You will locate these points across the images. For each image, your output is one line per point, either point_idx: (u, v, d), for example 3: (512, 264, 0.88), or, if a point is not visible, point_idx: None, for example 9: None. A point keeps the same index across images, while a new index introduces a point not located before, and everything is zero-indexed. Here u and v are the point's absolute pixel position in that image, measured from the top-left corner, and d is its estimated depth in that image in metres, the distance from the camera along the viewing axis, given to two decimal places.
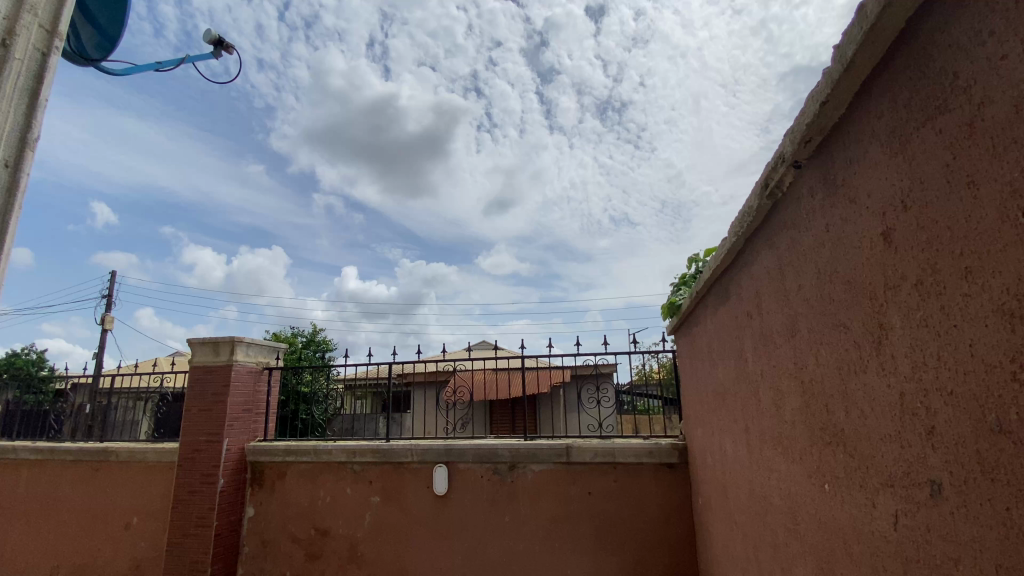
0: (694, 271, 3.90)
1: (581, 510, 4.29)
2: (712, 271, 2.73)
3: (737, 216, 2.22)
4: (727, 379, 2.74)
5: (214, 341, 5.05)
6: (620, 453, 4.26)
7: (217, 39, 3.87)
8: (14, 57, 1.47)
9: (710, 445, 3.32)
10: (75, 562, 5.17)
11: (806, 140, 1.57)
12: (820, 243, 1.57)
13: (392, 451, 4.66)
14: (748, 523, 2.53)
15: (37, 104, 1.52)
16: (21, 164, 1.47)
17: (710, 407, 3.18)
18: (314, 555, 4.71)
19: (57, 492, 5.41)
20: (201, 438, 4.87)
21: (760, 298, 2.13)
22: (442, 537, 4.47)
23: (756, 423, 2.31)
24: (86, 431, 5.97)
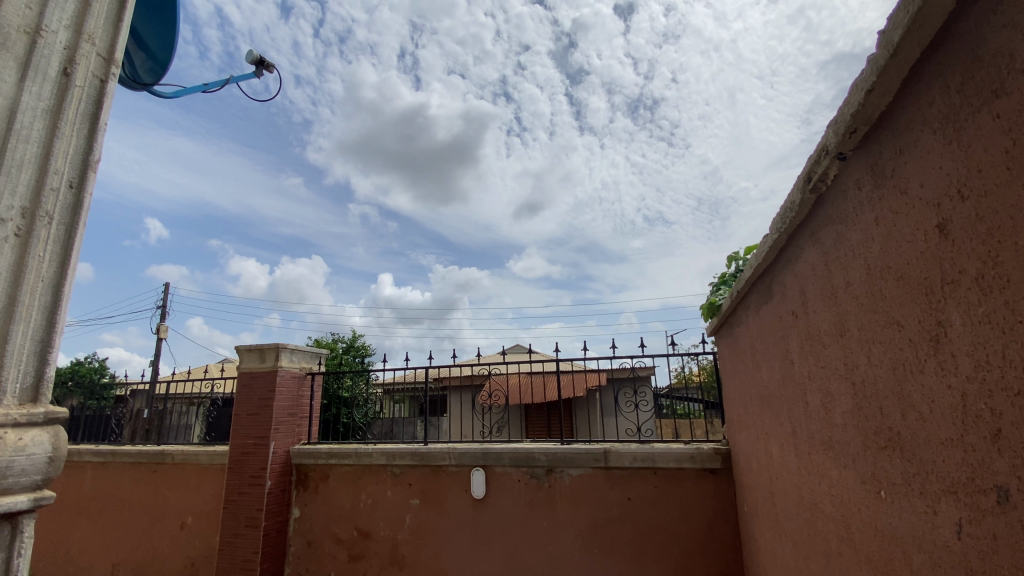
0: (734, 269, 3.77)
1: (621, 516, 4.20)
2: (753, 270, 2.63)
3: (780, 211, 2.13)
4: (771, 380, 2.62)
5: (261, 347, 5.25)
6: (659, 458, 4.15)
7: (259, 59, 4.04)
8: (75, 85, 1.52)
9: (755, 450, 3.19)
10: (135, 560, 5.46)
11: (850, 131, 1.48)
12: (869, 238, 1.48)
13: (430, 454, 4.71)
14: (797, 531, 2.42)
15: (97, 127, 1.56)
16: (85, 184, 1.51)
17: (755, 411, 3.05)
18: (357, 556, 4.80)
19: (119, 492, 5.73)
20: (249, 441, 5.06)
21: (806, 296, 2.03)
22: (480, 540, 4.48)
23: (804, 426, 2.20)
24: (144, 435, 6.30)
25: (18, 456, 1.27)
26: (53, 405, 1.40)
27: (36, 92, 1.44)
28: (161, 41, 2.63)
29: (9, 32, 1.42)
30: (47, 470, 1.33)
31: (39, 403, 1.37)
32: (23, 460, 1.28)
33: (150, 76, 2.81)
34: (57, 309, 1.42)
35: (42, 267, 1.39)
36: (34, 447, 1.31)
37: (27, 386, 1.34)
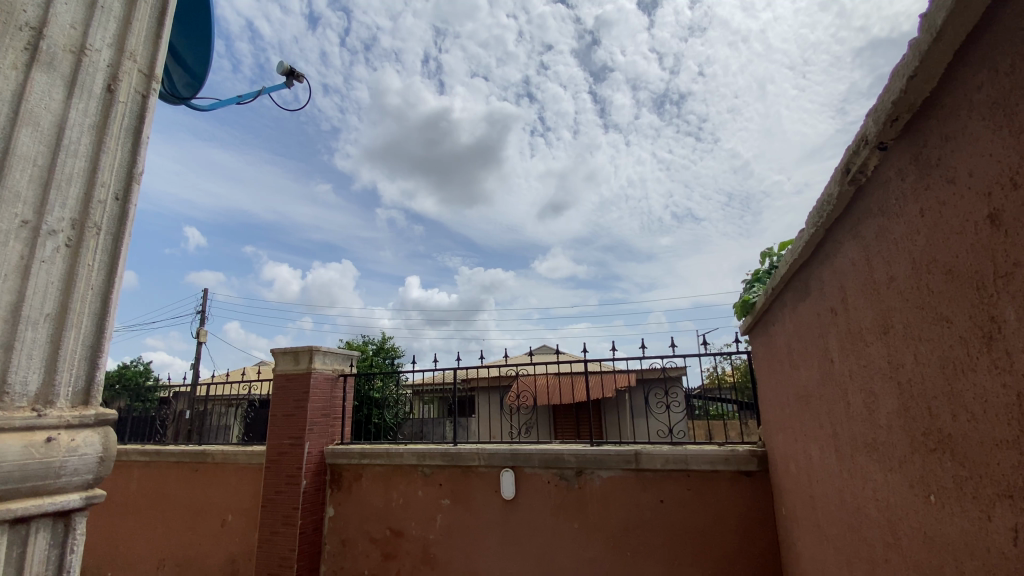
0: (767, 266, 3.66)
1: (653, 519, 4.12)
2: (789, 266, 2.54)
3: (816, 205, 2.05)
4: (810, 380, 2.52)
5: (295, 350, 5.39)
6: (692, 461, 4.06)
7: (289, 70, 4.15)
8: (118, 101, 1.56)
9: (793, 452, 3.08)
10: (179, 556, 5.68)
11: (892, 119, 1.41)
12: (914, 230, 1.40)
13: (459, 455, 4.73)
14: (840, 536, 2.31)
15: (140, 142, 1.61)
16: (129, 196, 1.57)
17: (793, 412, 2.94)
18: (390, 555, 4.87)
19: (164, 490, 5.98)
20: (285, 441, 5.20)
21: (846, 292, 1.94)
22: (511, 541, 4.47)
23: (846, 428, 2.11)
24: (186, 435, 6.57)
25: (72, 456, 1.33)
26: (103, 407, 1.46)
27: (82, 108, 1.48)
28: (198, 57, 2.73)
29: (57, 52, 1.44)
30: (98, 469, 1.40)
31: (91, 405, 1.43)
32: (76, 460, 1.34)
33: (188, 90, 2.92)
34: (106, 315, 1.48)
35: (92, 276, 1.45)
36: (86, 447, 1.37)
37: (79, 390, 1.41)
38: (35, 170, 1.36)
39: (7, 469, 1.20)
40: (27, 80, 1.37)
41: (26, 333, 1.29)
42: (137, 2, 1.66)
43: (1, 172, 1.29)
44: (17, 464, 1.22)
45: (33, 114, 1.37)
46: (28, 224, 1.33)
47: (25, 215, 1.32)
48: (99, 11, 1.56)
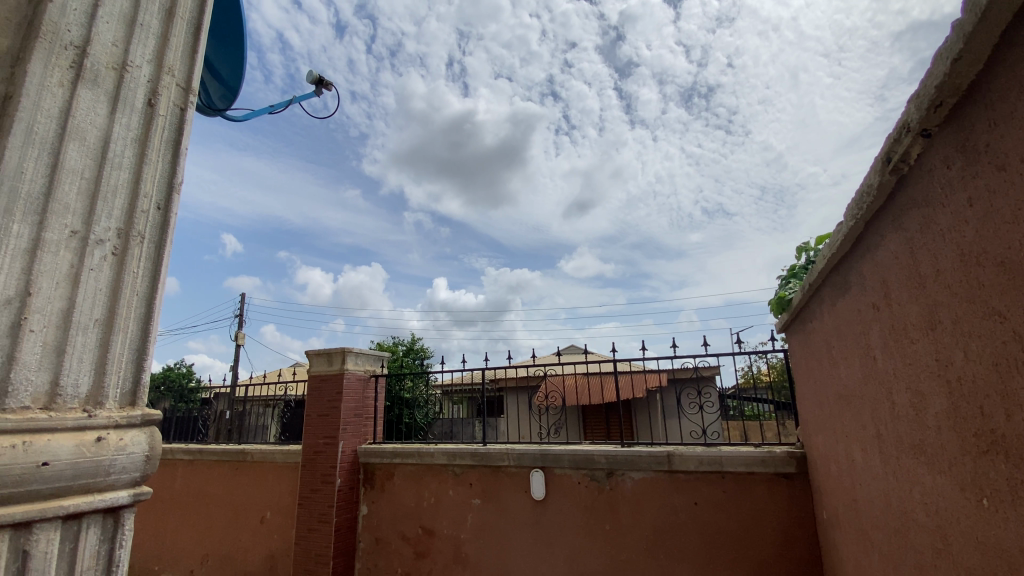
0: (804, 261, 3.53)
1: (687, 522, 4.03)
2: (827, 261, 2.44)
3: (855, 196, 1.97)
4: (851, 379, 2.41)
5: (329, 351, 5.52)
6: (727, 462, 3.95)
7: (318, 78, 4.25)
8: (158, 115, 1.63)
9: (834, 454, 2.96)
10: (221, 551, 5.88)
11: (936, 105, 1.33)
12: (962, 221, 1.32)
13: (489, 455, 4.75)
14: (886, 542, 2.20)
15: (179, 153, 1.68)
16: (170, 205, 1.63)
17: (833, 412, 2.83)
18: (422, 554, 4.92)
19: (207, 487, 6.21)
20: (320, 441, 5.32)
21: (888, 287, 1.85)
22: (542, 541, 4.45)
23: (891, 429, 2.01)
24: (227, 434, 6.82)
25: (120, 454, 1.39)
26: (149, 408, 1.52)
27: (125, 122, 1.54)
28: (232, 68, 2.82)
29: (100, 70, 1.50)
30: (144, 468, 1.45)
31: (137, 406, 1.49)
32: (124, 459, 1.40)
33: (223, 101, 3.03)
34: (150, 320, 1.54)
35: (137, 283, 1.51)
36: (134, 446, 1.43)
37: (126, 391, 1.47)
38: (83, 182, 1.42)
39: (61, 467, 1.26)
40: (73, 97, 1.42)
41: (77, 337, 1.35)
42: (175, 19, 1.72)
43: (52, 186, 1.34)
44: (70, 462, 1.28)
45: (79, 129, 1.43)
46: (77, 234, 1.38)
47: (74, 226, 1.38)
48: (139, 29, 1.61)
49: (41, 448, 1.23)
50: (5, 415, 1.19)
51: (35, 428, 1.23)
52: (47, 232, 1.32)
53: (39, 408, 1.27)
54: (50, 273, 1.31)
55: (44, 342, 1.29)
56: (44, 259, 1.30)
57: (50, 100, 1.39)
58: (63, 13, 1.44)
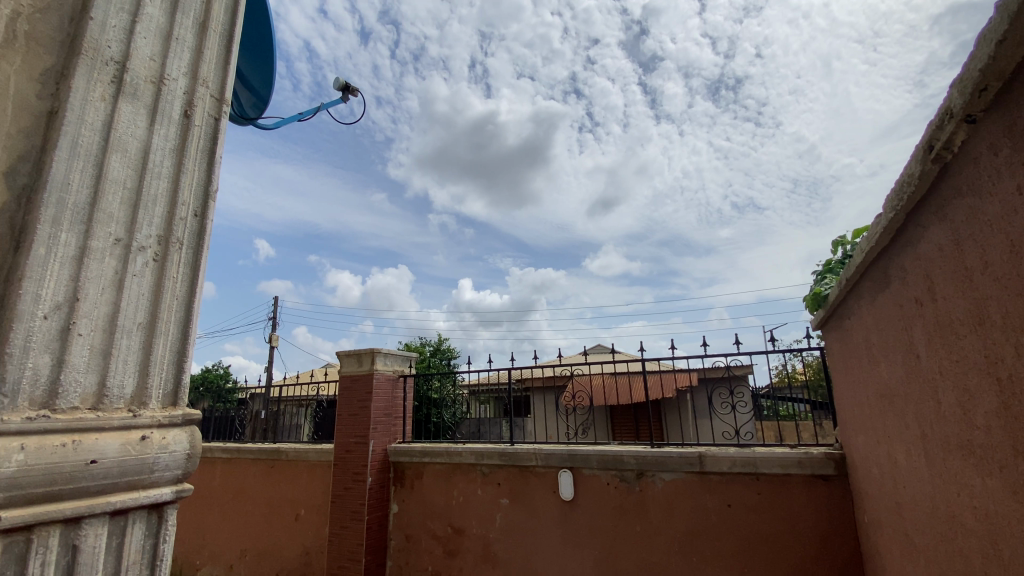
0: (841, 255, 3.40)
1: (720, 524, 3.94)
2: (864, 254, 2.35)
3: (895, 186, 1.88)
4: (893, 377, 2.31)
5: (358, 352, 5.62)
6: (761, 463, 3.85)
7: (344, 85, 4.33)
8: (194, 125, 1.69)
9: (875, 455, 2.84)
10: (258, 547, 6.06)
11: (981, 89, 1.26)
12: (1010, 211, 1.25)
13: (516, 454, 4.75)
14: (932, 547, 2.10)
15: (214, 162, 1.73)
16: (207, 212, 1.68)
17: (874, 411, 2.71)
18: (452, 552, 4.96)
19: (244, 484, 6.41)
20: (351, 440, 5.42)
21: (932, 281, 1.76)
22: (571, 542, 4.43)
23: (936, 429, 1.91)
24: (262, 433, 7.03)
25: (163, 452, 1.44)
26: (189, 408, 1.58)
27: (163, 134, 1.60)
28: (262, 79, 2.90)
29: (139, 83, 1.56)
30: (185, 465, 1.51)
31: (178, 406, 1.55)
32: (167, 457, 1.46)
33: (254, 110, 3.13)
34: (189, 323, 1.59)
35: (177, 288, 1.57)
36: (175, 445, 1.49)
37: (168, 391, 1.52)
38: (125, 192, 1.48)
39: (108, 465, 1.32)
40: (114, 110, 1.49)
41: (121, 341, 1.41)
42: (208, 31, 1.78)
43: (97, 196, 1.41)
44: (116, 460, 1.34)
45: (121, 141, 1.49)
46: (121, 241, 1.45)
47: (118, 234, 1.44)
48: (174, 43, 1.67)
49: (89, 446, 1.29)
50: (56, 416, 1.26)
51: (83, 428, 1.29)
52: (94, 240, 1.38)
53: (88, 408, 1.33)
54: (96, 279, 1.37)
55: (91, 345, 1.35)
56: (90, 266, 1.36)
57: (93, 114, 1.45)
58: (103, 30, 1.50)
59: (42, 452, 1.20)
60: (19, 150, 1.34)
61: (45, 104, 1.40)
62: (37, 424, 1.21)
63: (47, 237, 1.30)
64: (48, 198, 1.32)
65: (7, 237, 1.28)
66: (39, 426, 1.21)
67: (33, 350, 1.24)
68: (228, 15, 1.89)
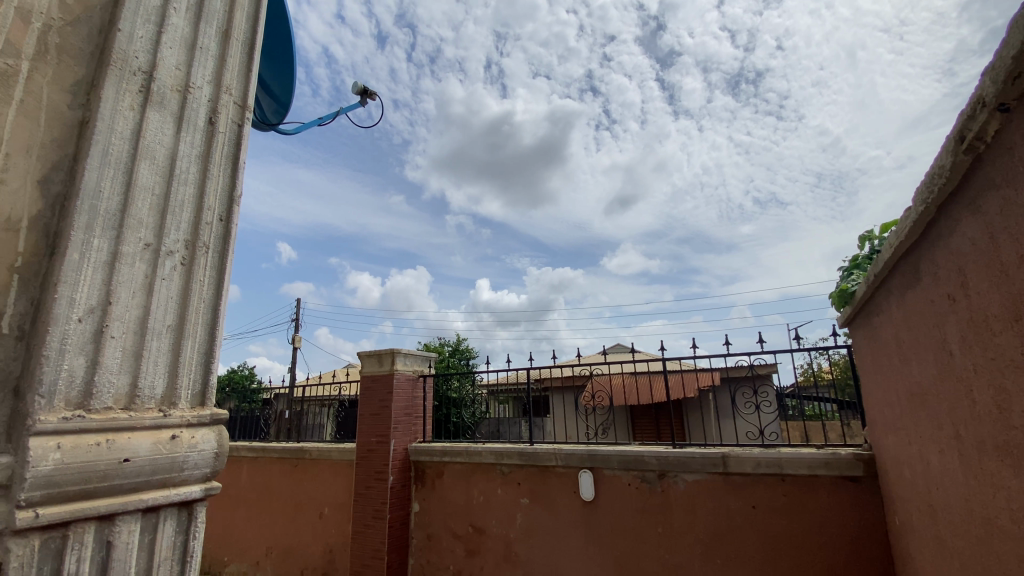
0: (868, 250, 3.30)
1: (744, 526, 3.87)
2: (893, 250, 2.27)
3: (925, 179, 1.82)
4: (925, 375, 2.23)
5: (379, 352, 5.68)
6: (787, 464, 3.76)
7: (363, 88, 4.39)
8: (219, 132, 1.73)
9: (907, 457, 2.75)
10: (283, 544, 6.18)
11: (1014, 77, 1.21)
12: None
13: (536, 454, 4.75)
14: (967, 552, 2.03)
15: (238, 167, 1.77)
16: (231, 217, 1.72)
17: (905, 412, 2.62)
18: (473, 551, 4.98)
19: (269, 483, 6.54)
20: (373, 439, 5.49)
21: (966, 276, 1.70)
22: (592, 542, 4.41)
23: (971, 429, 1.84)
24: (286, 433, 7.16)
25: (192, 451, 1.48)
26: (217, 408, 1.61)
27: (189, 141, 1.64)
28: (283, 85, 2.95)
29: (166, 92, 1.60)
30: (214, 463, 1.54)
31: (207, 405, 1.59)
32: (196, 456, 1.49)
33: (275, 116, 3.19)
34: (215, 325, 1.63)
35: (204, 291, 1.61)
36: (204, 444, 1.53)
37: (196, 392, 1.56)
38: (154, 199, 1.52)
39: (140, 463, 1.36)
40: (142, 119, 1.53)
41: (152, 343, 1.45)
42: (230, 40, 1.82)
43: (127, 203, 1.45)
44: (149, 458, 1.38)
45: (149, 149, 1.54)
46: (150, 246, 1.49)
47: (148, 239, 1.49)
48: (198, 52, 1.71)
49: (122, 445, 1.33)
50: (90, 416, 1.30)
51: (117, 428, 1.33)
52: (125, 245, 1.42)
53: (121, 408, 1.37)
54: (127, 283, 1.42)
55: (123, 347, 1.39)
56: (121, 270, 1.41)
57: (123, 123, 1.49)
58: (131, 41, 1.55)
59: (77, 450, 1.25)
60: (52, 159, 1.38)
61: (76, 114, 1.45)
62: (72, 424, 1.25)
63: (80, 243, 1.34)
64: (81, 205, 1.36)
65: (42, 243, 1.33)
66: (74, 426, 1.25)
67: (68, 352, 1.28)
68: (250, 23, 1.93)
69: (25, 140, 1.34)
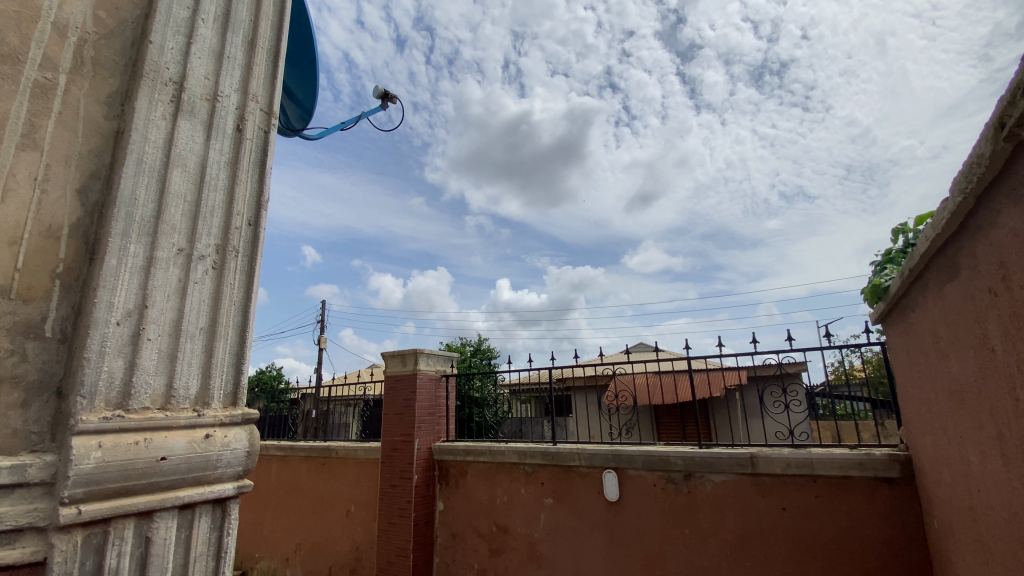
0: (903, 243, 3.18)
1: (774, 527, 3.78)
2: (929, 242, 2.19)
3: (963, 168, 1.75)
4: (964, 372, 2.14)
5: (402, 353, 5.74)
6: (818, 465, 3.66)
7: (383, 92, 4.44)
8: (246, 138, 1.77)
9: (946, 457, 2.65)
10: (312, 541, 6.30)
11: None
12: None
13: (559, 454, 4.74)
14: (1011, 556, 1.94)
15: (265, 172, 1.81)
16: (259, 221, 1.76)
17: (944, 411, 2.52)
18: (497, 551, 4.99)
19: (298, 481, 6.68)
20: (397, 438, 5.55)
21: (1007, 269, 1.63)
22: (617, 543, 4.37)
23: (1015, 428, 1.76)
24: (313, 432, 7.30)
25: (225, 450, 1.53)
26: (248, 408, 1.66)
27: (218, 148, 1.69)
28: (306, 91, 3.00)
29: (196, 101, 1.65)
30: (246, 462, 1.58)
31: (238, 405, 1.63)
32: (229, 454, 1.54)
33: (299, 122, 3.25)
34: (246, 327, 1.67)
35: (234, 294, 1.65)
36: (236, 443, 1.57)
37: (228, 392, 1.61)
38: (186, 205, 1.57)
39: (176, 461, 1.40)
40: (173, 128, 1.58)
41: (186, 345, 1.50)
42: (256, 48, 1.86)
43: (161, 209, 1.50)
44: (184, 457, 1.42)
45: (180, 157, 1.59)
46: (183, 251, 1.54)
47: (180, 244, 1.54)
48: (226, 61, 1.76)
49: (159, 444, 1.38)
50: (129, 415, 1.35)
51: (154, 427, 1.38)
52: (159, 251, 1.47)
53: (157, 408, 1.42)
54: (162, 287, 1.47)
55: (159, 349, 1.44)
56: (156, 276, 1.46)
57: (155, 133, 1.54)
58: (162, 52, 1.60)
59: (116, 450, 1.29)
60: (90, 168, 1.44)
61: (112, 124, 1.51)
62: (112, 424, 1.30)
63: (118, 249, 1.39)
64: (118, 212, 1.41)
65: (82, 250, 1.39)
66: (114, 426, 1.30)
67: (108, 354, 1.33)
68: (274, 31, 1.98)
69: (65, 150, 1.40)
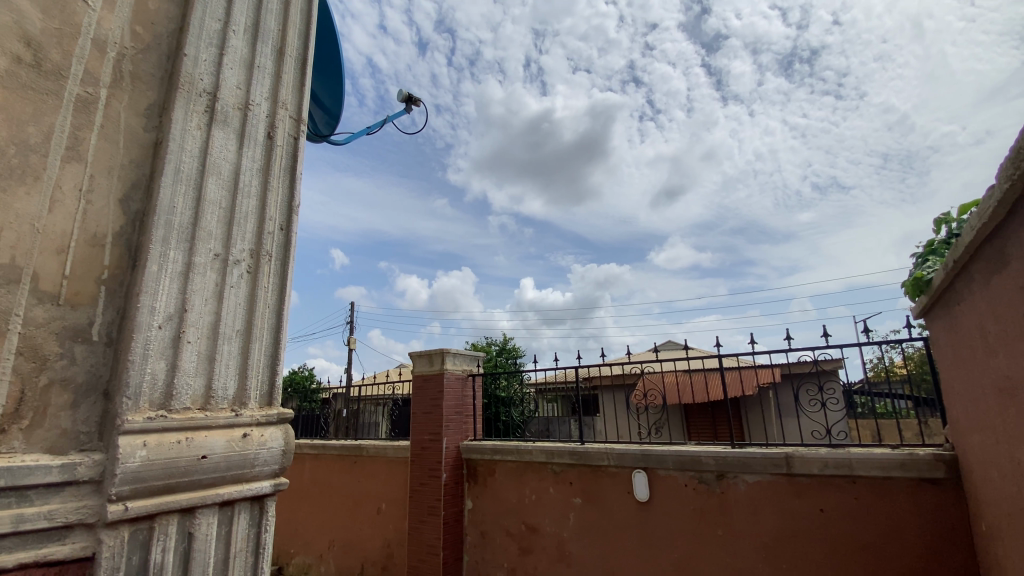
0: (946, 234, 3.03)
1: (812, 530, 3.66)
2: (975, 233, 2.09)
3: (1012, 153, 1.66)
4: (1015, 369, 2.03)
5: (429, 352, 5.80)
6: (858, 465, 3.53)
7: (408, 96, 4.49)
8: (277, 145, 1.82)
9: (995, 457, 2.51)
10: (345, 538, 6.43)
11: None
12: None
13: (587, 453, 4.71)
14: None
15: (295, 178, 1.86)
16: (291, 226, 1.81)
17: (993, 409, 2.39)
18: (526, 550, 5.00)
19: (331, 479, 6.83)
20: (426, 437, 5.62)
21: None
22: (648, 544, 4.31)
23: None
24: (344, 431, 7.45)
25: (262, 448, 1.57)
26: (282, 408, 1.70)
27: (250, 155, 1.74)
28: (332, 96, 3.06)
29: (229, 111, 1.71)
30: (281, 460, 1.62)
31: (273, 405, 1.67)
32: (265, 452, 1.58)
33: (327, 127, 3.32)
34: (279, 329, 1.71)
35: (268, 297, 1.70)
36: (272, 441, 1.61)
37: (264, 392, 1.65)
38: (221, 211, 1.62)
39: (216, 459, 1.45)
40: (208, 137, 1.64)
41: (223, 347, 1.55)
42: (285, 57, 1.91)
43: (198, 216, 1.55)
44: (223, 455, 1.47)
45: (215, 165, 1.64)
46: (219, 256, 1.59)
47: (217, 249, 1.59)
48: (256, 70, 1.81)
49: (200, 443, 1.43)
50: (171, 415, 1.40)
51: (195, 426, 1.43)
52: (196, 256, 1.53)
53: (198, 408, 1.47)
54: (200, 291, 1.52)
55: (198, 350, 1.50)
56: (194, 280, 1.51)
57: (192, 142, 1.60)
58: (196, 64, 1.66)
59: (160, 448, 1.35)
60: (132, 179, 1.50)
61: (151, 136, 1.57)
62: (155, 423, 1.36)
63: (158, 255, 1.45)
64: (158, 220, 1.47)
65: (125, 257, 1.45)
66: (156, 425, 1.35)
67: (150, 356, 1.39)
68: (302, 40, 2.02)
69: (108, 161, 1.46)
